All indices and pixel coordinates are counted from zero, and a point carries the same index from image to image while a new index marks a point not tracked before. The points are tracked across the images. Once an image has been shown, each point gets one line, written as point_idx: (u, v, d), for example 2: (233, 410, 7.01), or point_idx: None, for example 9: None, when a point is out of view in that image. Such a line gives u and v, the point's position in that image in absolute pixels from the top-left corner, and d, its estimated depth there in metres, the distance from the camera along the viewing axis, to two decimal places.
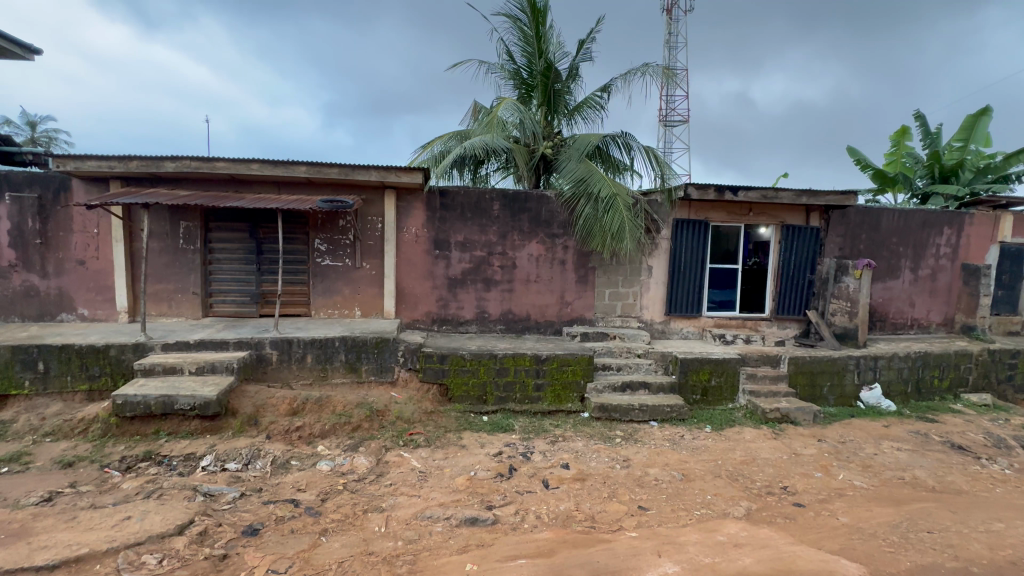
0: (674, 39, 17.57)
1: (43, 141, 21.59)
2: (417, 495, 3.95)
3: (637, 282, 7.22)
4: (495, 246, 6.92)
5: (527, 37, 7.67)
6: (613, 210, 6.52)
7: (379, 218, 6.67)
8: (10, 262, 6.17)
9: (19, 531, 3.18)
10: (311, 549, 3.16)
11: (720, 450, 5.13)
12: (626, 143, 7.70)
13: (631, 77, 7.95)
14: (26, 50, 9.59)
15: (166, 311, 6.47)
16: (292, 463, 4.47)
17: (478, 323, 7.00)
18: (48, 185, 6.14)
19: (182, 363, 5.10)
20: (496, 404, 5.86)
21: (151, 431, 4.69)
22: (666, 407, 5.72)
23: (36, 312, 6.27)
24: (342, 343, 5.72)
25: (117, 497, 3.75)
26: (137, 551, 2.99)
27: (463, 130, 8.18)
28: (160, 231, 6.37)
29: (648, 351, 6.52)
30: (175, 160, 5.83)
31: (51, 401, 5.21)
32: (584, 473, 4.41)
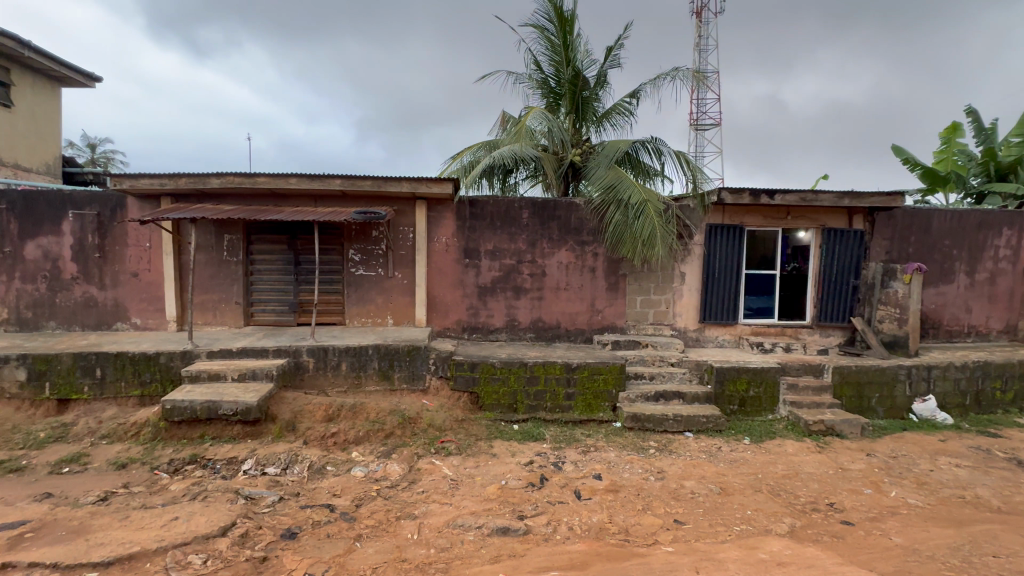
0: (705, 42, 17.32)
1: (101, 162, 23.16)
2: (449, 503, 3.97)
3: (669, 289, 7.07)
4: (525, 254, 6.93)
5: (554, 47, 7.71)
6: (644, 216, 6.46)
7: (411, 228, 6.81)
8: (72, 275, 6.61)
9: (78, 528, 3.37)
10: (347, 554, 3.22)
11: (760, 463, 4.93)
12: (656, 148, 7.62)
13: (660, 81, 7.88)
14: (87, 78, 10.37)
15: (211, 320, 6.77)
16: (327, 469, 4.58)
17: (509, 331, 7.01)
18: (106, 203, 6.56)
19: (226, 371, 5.31)
20: (527, 412, 5.84)
21: (196, 435, 4.89)
22: (701, 417, 5.56)
23: (94, 321, 6.69)
24: (375, 351, 5.83)
25: (165, 498, 3.93)
26: (183, 551, 3.12)
27: (492, 140, 8.27)
28: (206, 243, 6.68)
29: (682, 359, 6.34)
30: (220, 176, 6.13)
31: (107, 405, 5.53)
32: (617, 485, 4.32)
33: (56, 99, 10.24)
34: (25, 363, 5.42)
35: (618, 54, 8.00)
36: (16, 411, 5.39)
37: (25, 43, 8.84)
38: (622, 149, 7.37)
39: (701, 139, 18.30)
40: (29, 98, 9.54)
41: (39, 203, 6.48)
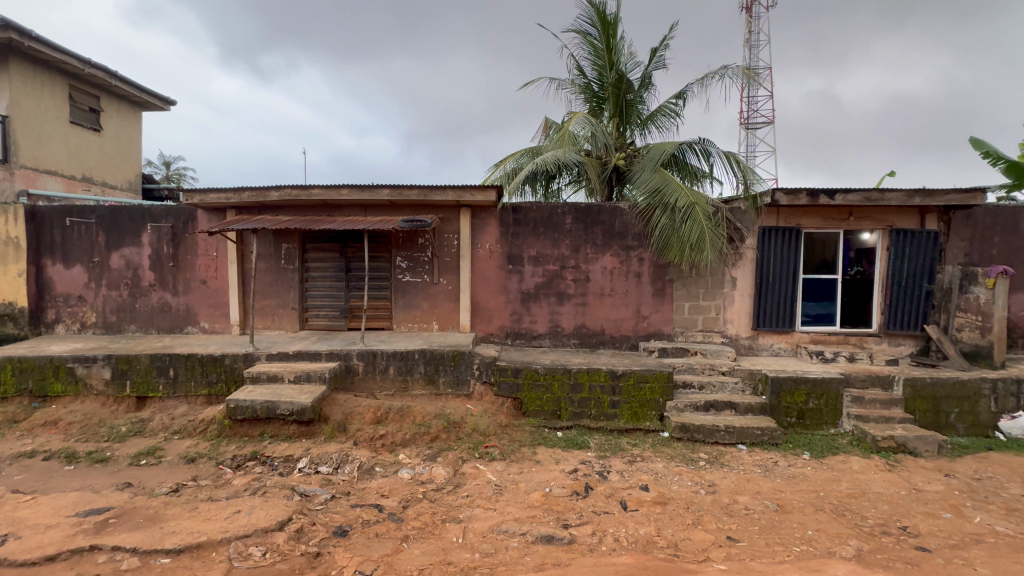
0: (755, 37, 16.66)
1: (174, 178, 25.18)
2: (493, 508, 3.99)
3: (720, 294, 6.81)
4: (569, 260, 6.89)
5: (598, 51, 7.66)
6: (692, 220, 6.28)
7: (456, 235, 6.93)
8: (150, 282, 7.21)
9: (153, 517, 3.65)
10: (394, 553, 3.30)
11: (822, 480, 4.62)
12: (703, 149, 7.41)
13: (708, 81, 7.65)
14: (163, 102, 11.30)
15: (270, 324, 7.17)
16: (376, 469, 4.73)
17: (552, 338, 6.97)
18: (179, 216, 7.12)
19: (283, 372, 5.60)
20: (572, 419, 5.76)
21: (257, 433, 5.18)
22: (756, 429, 5.29)
23: (168, 324, 7.25)
24: (421, 356, 5.97)
25: (230, 491, 4.19)
26: (245, 543, 3.30)
27: (535, 147, 8.31)
28: (266, 252, 7.10)
29: (734, 368, 6.07)
30: (278, 189, 6.51)
31: (179, 403, 5.96)
32: (665, 497, 4.18)
33: (137, 122, 11.26)
34: (110, 362, 5.95)
35: (663, 54, 7.85)
36: (103, 406, 5.93)
37: (113, 73, 9.78)
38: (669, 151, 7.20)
39: (752, 138, 17.57)
40: (115, 122, 10.53)
41: (123, 218, 7.12)
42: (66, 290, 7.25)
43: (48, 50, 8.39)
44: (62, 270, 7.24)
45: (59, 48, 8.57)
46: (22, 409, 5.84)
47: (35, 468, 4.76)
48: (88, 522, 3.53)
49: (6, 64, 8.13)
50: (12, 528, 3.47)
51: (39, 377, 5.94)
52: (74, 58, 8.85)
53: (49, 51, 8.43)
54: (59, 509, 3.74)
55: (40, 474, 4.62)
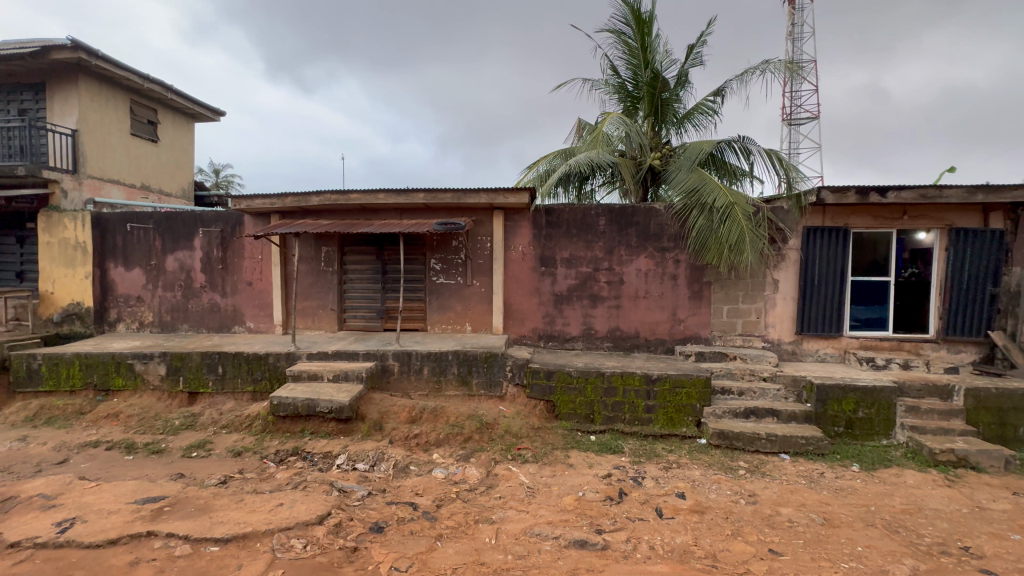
0: (798, 30, 16.01)
1: (223, 184, 26.59)
2: (526, 510, 3.98)
3: (761, 297, 6.57)
4: (602, 262, 6.82)
5: (632, 50, 7.55)
6: (730, 220, 6.11)
7: (489, 238, 6.98)
8: (201, 284, 7.61)
9: (203, 506, 3.85)
10: (428, 552, 3.35)
11: (873, 494, 4.37)
12: (743, 147, 7.18)
13: (748, 76, 7.41)
14: (213, 113, 11.93)
15: (311, 325, 7.42)
16: (410, 468, 4.81)
17: (585, 340, 6.91)
18: (228, 221, 7.49)
19: (322, 371, 5.79)
20: (605, 423, 5.69)
21: (298, 429, 5.37)
22: (800, 438, 5.06)
23: (217, 324, 7.63)
24: (454, 357, 6.04)
25: (273, 484, 4.37)
26: (287, 535, 3.43)
27: (568, 148, 8.28)
28: (307, 255, 7.37)
29: (776, 375, 5.86)
30: (319, 195, 6.76)
31: (227, 398, 6.26)
32: (702, 506, 4.06)
33: (190, 132, 11.93)
34: (165, 359, 6.32)
35: (700, 51, 7.66)
36: (159, 400, 6.30)
37: (169, 87, 10.39)
38: (706, 150, 7.02)
39: (795, 135, 16.86)
40: (170, 133, 11.18)
41: (177, 223, 7.56)
42: (127, 291, 7.76)
43: (112, 68, 9.00)
44: (123, 272, 7.75)
45: (121, 65, 9.17)
46: (88, 401, 6.29)
47: (99, 457, 5.12)
48: (145, 509, 3.76)
49: (76, 82, 8.79)
50: (79, 512, 3.74)
51: (103, 371, 6.37)
52: (134, 74, 9.46)
53: (113, 69, 9.04)
54: (120, 496, 4.00)
55: (104, 463, 4.97)
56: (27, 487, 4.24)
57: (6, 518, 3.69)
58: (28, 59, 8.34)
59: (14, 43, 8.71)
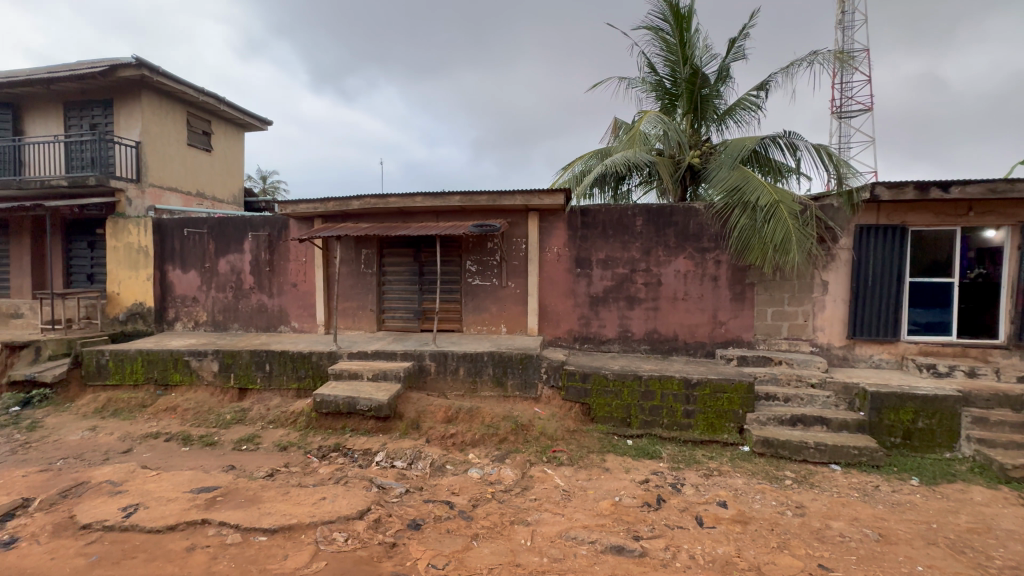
0: (849, 18, 15.21)
1: (269, 189, 27.81)
2: (561, 514, 3.96)
3: (808, 299, 6.28)
4: (639, 263, 6.70)
5: (670, 46, 7.37)
6: (775, 220, 5.87)
7: (524, 239, 7.00)
8: (249, 285, 8.00)
9: (252, 497, 4.04)
10: (464, 551, 3.38)
11: (935, 511, 4.08)
12: (789, 143, 6.88)
13: (794, 69, 7.11)
14: (261, 122, 12.53)
15: (351, 325, 7.65)
16: (447, 467, 4.88)
17: (621, 343, 6.80)
18: (274, 225, 7.84)
19: (362, 370, 5.95)
20: (642, 428, 5.57)
21: (340, 426, 5.55)
22: (852, 449, 4.80)
23: (265, 323, 8.00)
24: (490, 358, 6.08)
25: (316, 479, 4.53)
26: (330, 528, 3.55)
27: (604, 148, 8.19)
28: (348, 257, 7.61)
29: (825, 381, 5.59)
30: (359, 199, 6.97)
31: (273, 394, 6.54)
32: (745, 516, 3.92)
33: (241, 141, 12.58)
34: (218, 356, 6.67)
35: (743, 44, 7.40)
36: (212, 395, 6.66)
37: (222, 99, 11.00)
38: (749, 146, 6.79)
39: (846, 128, 16.02)
40: (222, 142, 11.83)
41: (229, 228, 7.97)
42: (184, 292, 8.26)
43: (171, 83, 9.62)
44: (180, 274, 8.25)
45: (179, 80, 9.79)
46: (149, 395, 6.73)
47: (159, 447, 5.47)
48: (200, 498, 3.98)
49: (139, 97, 9.44)
50: (142, 498, 4.00)
51: (162, 367, 6.78)
52: (191, 88, 10.07)
53: (172, 84, 9.66)
54: (178, 485, 4.26)
55: (163, 453, 5.30)
56: (96, 473, 4.58)
57: (78, 501, 3.99)
58: (98, 77, 9.02)
59: (86, 63, 9.44)
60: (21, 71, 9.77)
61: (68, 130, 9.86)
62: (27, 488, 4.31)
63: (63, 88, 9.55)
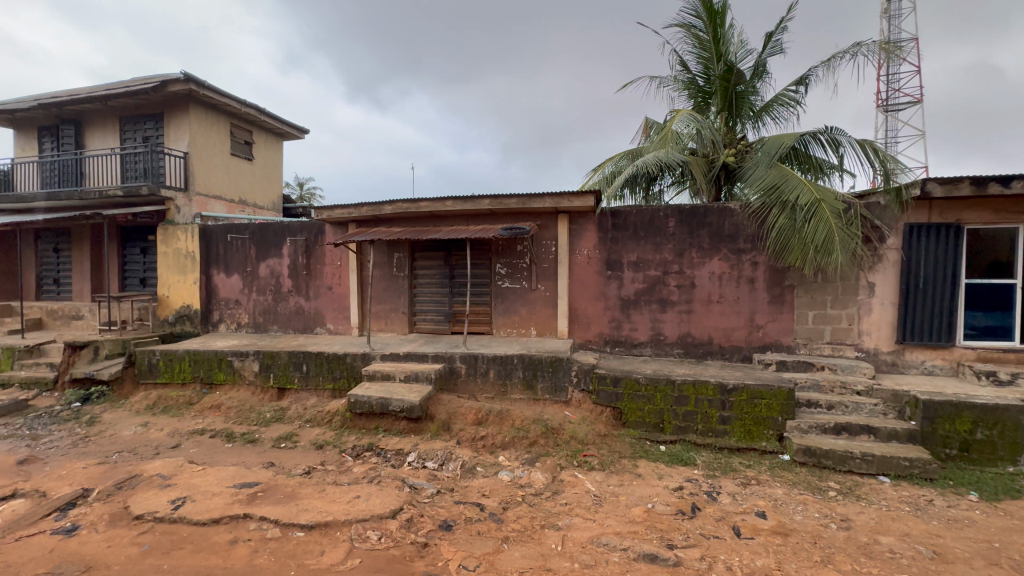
0: (896, 6, 14.48)
1: (306, 195, 28.78)
2: (593, 519, 3.91)
3: (853, 302, 5.99)
4: (671, 264, 6.56)
5: (703, 43, 7.20)
6: (816, 219, 5.64)
7: (554, 242, 6.97)
8: (288, 289, 8.29)
9: (291, 494, 4.18)
10: (495, 553, 3.39)
11: (997, 529, 3.81)
12: (831, 139, 6.61)
13: (836, 62, 6.82)
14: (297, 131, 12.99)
15: (384, 327, 7.81)
16: (477, 469, 4.91)
17: (653, 346, 6.67)
18: (311, 230, 8.10)
19: (394, 371, 6.06)
20: (675, 433, 5.45)
21: (373, 426, 5.67)
22: (902, 460, 4.55)
23: (302, 325, 8.27)
24: (520, 360, 6.08)
25: (351, 477, 4.64)
26: (364, 526, 3.63)
27: (635, 149, 8.09)
28: (381, 261, 7.79)
29: (872, 389, 5.33)
30: (392, 203, 7.12)
31: (310, 394, 6.74)
32: (786, 527, 3.76)
33: (280, 150, 13.08)
34: (258, 357, 6.93)
35: (780, 38, 7.17)
36: (253, 394, 6.93)
37: (262, 110, 11.47)
38: (787, 144, 6.56)
39: (893, 122, 15.24)
40: (263, 151, 12.34)
41: (269, 233, 8.30)
42: (227, 295, 8.64)
43: (215, 96, 10.11)
44: (224, 278, 8.63)
45: (223, 92, 10.26)
46: (196, 393, 7.07)
47: (205, 443, 5.73)
48: (242, 493, 4.15)
49: (187, 110, 9.96)
50: (189, 492, 4.20)
51: (208, 367, 7.11)
52: (234, 100, 10.54)
53: (216, 97, 10.15)
54: (222, 480, 4.45)
55: (209, 449, 5.55)
56: (148, 467, 4.84)
57: (132, 493, 4.22)
58: (150, 92, 9.57)
59: (140, 80, 10.03)
60: (82, 89, 10.48)
61: (124, 143, 10.50)
62: (87, 479, 4.60)
63: (119, 104, 10.18)
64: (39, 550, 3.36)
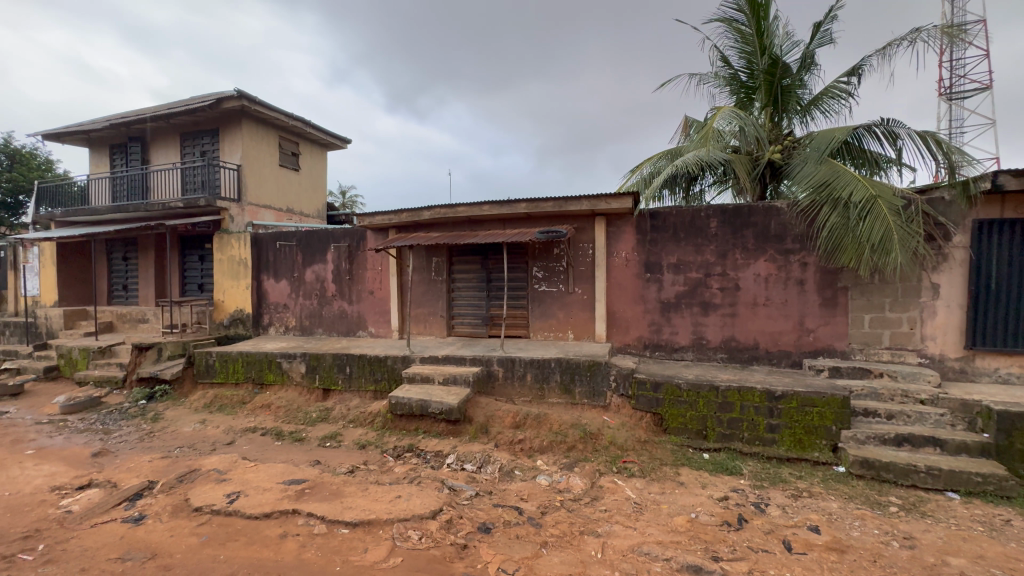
0: None
1: (348, 203, 29.88)
2: (633, 527, 3.83)
3: (915, 304, 5.61)
4: (714, 266, 6.36)
5: (746, 37, 6.97)
6: (872, 217, 5.32)
7: (591, 245, 6.91)
8: (332, 293, 8.60)
9: (336, 492, 4.32)
10: (534, 557, 3.38)
11: None
12: (888, 131, 6.23)
13: (892, 49, 6.43)
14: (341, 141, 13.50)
15: (423, 330, 7.96)
16: (515, 473, 4.91)
17: (695, 351, 6.48)
18: (353, 236, 8.38)
19: (433, 374, 6.16)
20: (720, 441, 5.26)
21: (413, 428, 5.79)
22: (973, 475, 4.21)
23: (345, 328, 8.55)
24: (557, 364, 6.05)
25: (392, 477, 4.76)
26: (405, 526, 3.71)
27: (674, 148, 7.92)
28: (420, 265, 7.96)
29: (937, 398, 4.97)
30: (430, 209, 7.27)
31: (353, 395, 6.96)
32: (842, 544, 3.55)
33: (324, 160, 13.63)
34: (304, 359, 7.22)
35: (830, 28, 6.83)
36: (300, 394, 7.22)
37: (307, 122, 11.96)
38: (839, 138, 6.23)
39: (959, 110, 14.16)
40: (309, 162, 12.89)
41: (314, 240, 8.65)
42: (276, 299, 9.06)
43: (265, 111, 10.65)
44: (274, 283, 9.06)
45: (272, 106, 10.80)
46: (248, 393, 7.43)
47: (256, 441, 6.03)
48: (291, 490, 4.33)
49: (239, 125, 10.55)
50: (243, 486, 4.42)
51: (259, 367, 7.47)
52: (282, 113, 11.07)
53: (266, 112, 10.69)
54: (273, 476, 4.65)
55: (260, 446, 5.83)
56: (206, 462, 5.13)
57: (191, 486, 4.49)
58: (207, 110, 10.20)
59: (198, 98, 10.71)
60: (147, 109, 11.30)
61: (184, 158, 11.24)
62: (152, 471, 4.93)
63: (180, 122, 10.90)
64: (111, 536, 3.63)
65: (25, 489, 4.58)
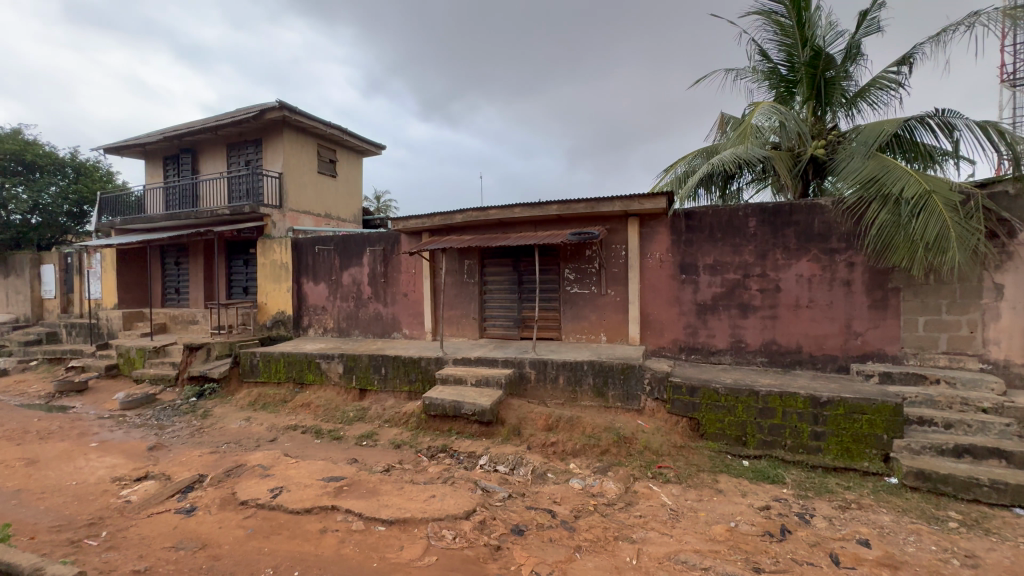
0: None
1: (382, 207, 30.63)
2: (669, 534, 3.74)
3: (975, 306, 5.26)
4: (753, 267, 6.15)
5: (786, 29, 6.72)
6: (926, 213, 5.03)
7: (623, 246, 6.82)
8: (368, 295, 8.83)
9: (372, 490, 4.42)
10: (567, 562, 3.35)
11: None
12: (943, 122, 5.87)
13: (948, 35, 6.07)
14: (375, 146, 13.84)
15: (456, 332, 8.06)
16: (548, 475, 4.89)
17: (733, 354, 6.28)
18: (388, 240, 8.58)
19: (466, 376, 6.22)
20: (760, 448, 5.08)
21: (447, 428, 5.86)
22: None
23: (380, 330, 8.76)
24: (590, 366, 6.00)
25: (426, 477, 4.83)
26: (439, 525, 3.76)
27: (710, 147, 7.71)
28: (453, 268, 8.07)
29: (1002, 407, 4.63)
30: (462, 212, 7.35)
31: (388, 395, 7.11)
32: (895, 560, 3.36)
33: (360, 166, 14.00)
34: (342, 359, 7.43)
35: (877, 16, 6.50)
36: (338, 394, 7.43)
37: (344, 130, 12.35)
38: (889, 131, 5.92)
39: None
40: (345, 168, 13.29)
41: (351, 244, 8.91)
42: (316, 302, 9.38)
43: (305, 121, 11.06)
44: (313, 286, 9.39)
45: (311, 116, 11.20)
46: (289, 392, 7.71)
47: (297, 438, 6.25)
48: (330, 486, 4.47)
49: (281, 134, 11.00)
50: (285, 482, 4.60)
51: (299, 367, 7.74)
52: (320, 122, 11.46)
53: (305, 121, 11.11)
54: (313, 473, 4.81)
55: (301, 444, 6.03)
56: (251, 458, 5.36)
57: (238, 481, 4.69)
58: (251, 121, 10.69)
59: (243, 110, 11.24)
60: (197, 122, 11.94)
61: (230, 167, 11.80)
62: (202, 466, 5.19)
63: (226, 133, 11.47)
64: (165, 526, 3.84)
65: (89, 479, 4.92)
